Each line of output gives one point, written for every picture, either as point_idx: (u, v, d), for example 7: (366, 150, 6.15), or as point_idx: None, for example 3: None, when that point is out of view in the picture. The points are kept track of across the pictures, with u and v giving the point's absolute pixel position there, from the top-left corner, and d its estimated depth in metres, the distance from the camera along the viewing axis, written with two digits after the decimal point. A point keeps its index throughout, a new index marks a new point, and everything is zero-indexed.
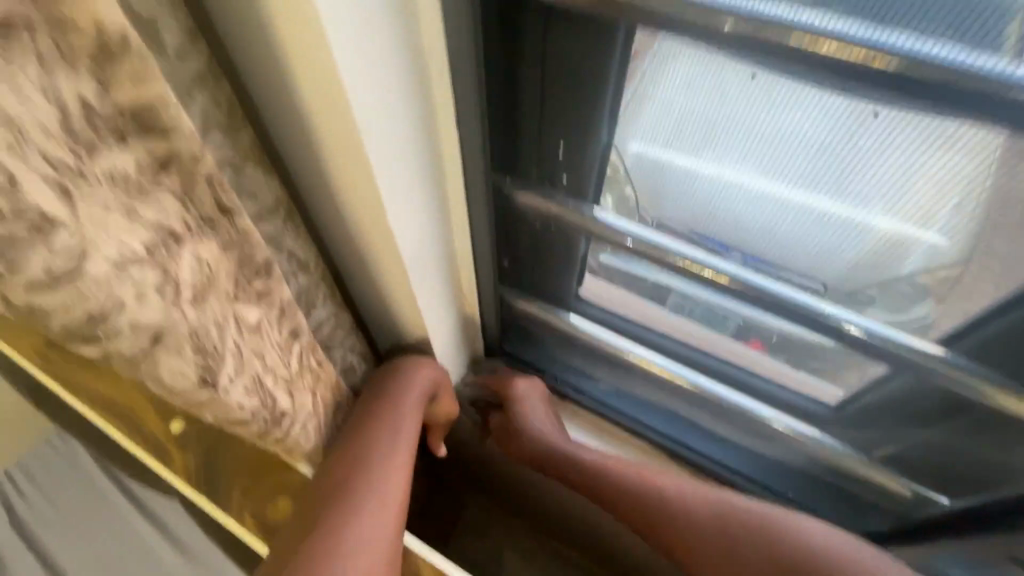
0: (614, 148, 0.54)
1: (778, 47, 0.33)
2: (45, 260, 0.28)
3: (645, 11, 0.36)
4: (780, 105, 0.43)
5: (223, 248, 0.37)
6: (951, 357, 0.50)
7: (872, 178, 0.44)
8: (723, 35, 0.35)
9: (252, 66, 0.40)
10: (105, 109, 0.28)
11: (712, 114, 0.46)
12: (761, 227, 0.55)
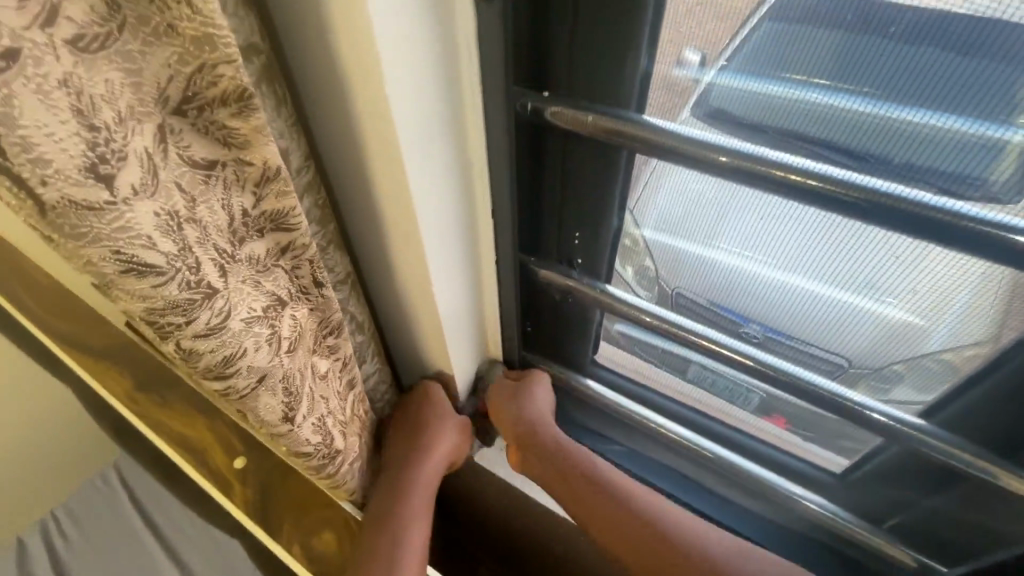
0: (632, 230, 0.64)
1: (766, 176, 0.43)
2: (208, 316, 0.37)
3: (646, 142, 0.47)
4: (788, 217, 0.51)
5: (311, 312, 0.49)
6: (943, 434, 0.55)
7: (877, 281, 0.50)
8: (720, 165, 0.45)
9: (339, 178, 0.52)
10: (255, 213, 0.40)
11: (728, 218, 0.54)
12: (780, 310, 0.61)
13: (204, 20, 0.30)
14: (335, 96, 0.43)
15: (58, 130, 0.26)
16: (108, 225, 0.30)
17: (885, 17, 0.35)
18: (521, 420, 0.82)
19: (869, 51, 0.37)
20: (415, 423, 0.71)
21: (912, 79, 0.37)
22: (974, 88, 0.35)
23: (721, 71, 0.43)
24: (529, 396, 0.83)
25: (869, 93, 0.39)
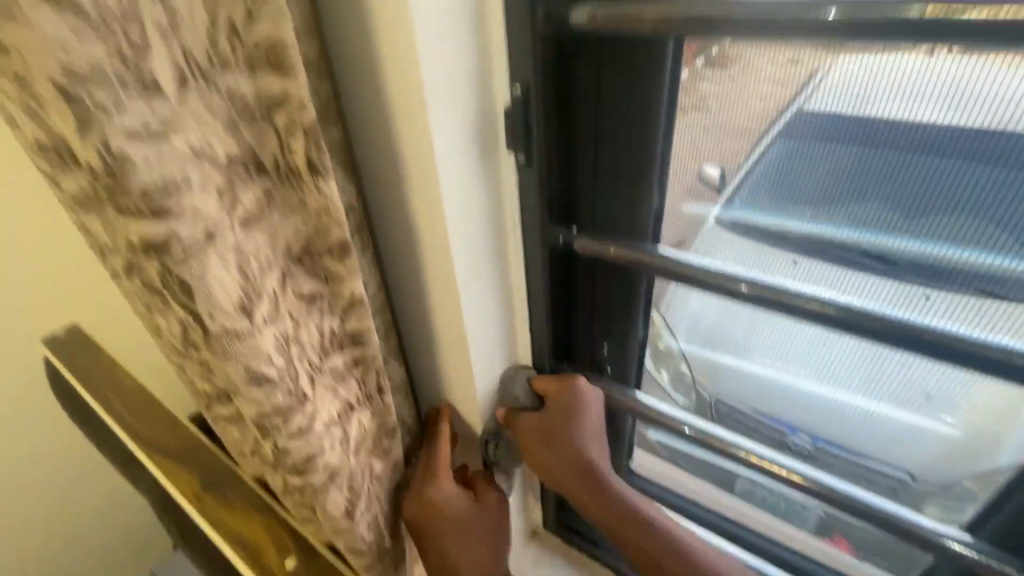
0: (671, 341, 0.73)
1: (786, 304, 0.49)
2: (300, 418, 0.45)
3: (663, 270, 0.56)
4: (811, 338, 0.60)
5: (373, 416, 0.56)
6: (977, 545, 0.53)
7: (904, 390, 0.58)
8: (742, 293, 0.51)
9: (402, 300, 0.63)
10: (340, 333, 0.50)
11: (758, 337, 0.65)
12: (823, 420, 0.67)
13: (325, 197, 0.42)
14: (407, 238, 0.55)
15: (228, 282, 0.37)
16: (244, 345, 0.39)
17: (884, 151, 0.44)
18: (560, 451, 0.65)
19: (872, 174, 0.45)
20: (427, 513, 0.62)
21: (917, 197, 0.44)
22: (972, 205, 0.42)
23: (736, 194, 0.53)
24: (573, 416, 0.66)
25: (877, 209, 0.46)
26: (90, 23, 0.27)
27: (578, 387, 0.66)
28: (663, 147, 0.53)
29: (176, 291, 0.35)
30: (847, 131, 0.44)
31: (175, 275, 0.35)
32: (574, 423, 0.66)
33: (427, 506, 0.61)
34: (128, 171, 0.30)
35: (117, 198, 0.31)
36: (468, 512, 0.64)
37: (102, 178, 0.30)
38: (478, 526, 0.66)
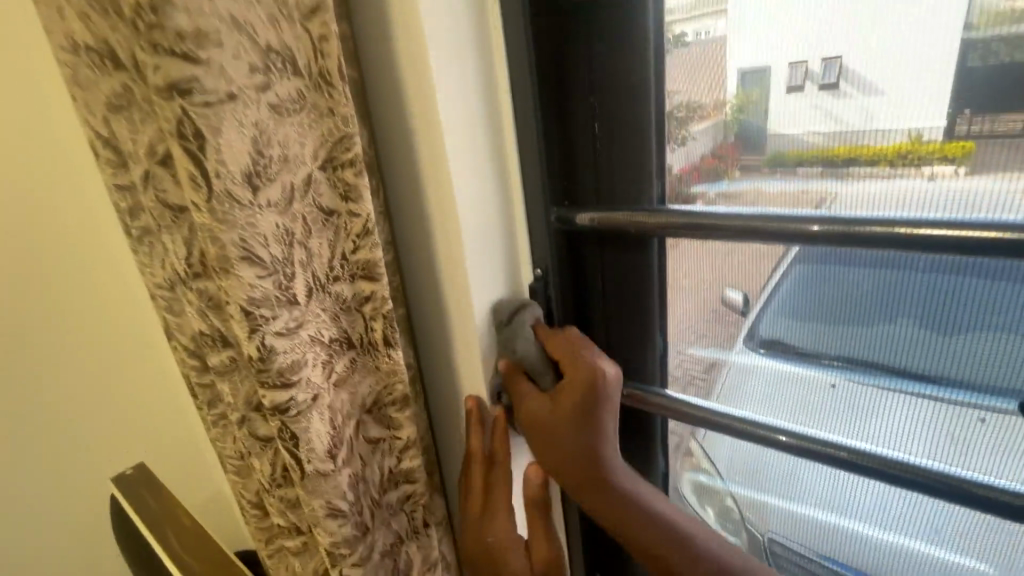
0: (709, 475, 0.73)
1: (805, 446, 0.54)
2: (359, 550, 0.54)
3: (684, 412, 0.62)
4: (841, 479, 0.60)
5: (418, 548, 0.63)
6: None
7: (953, 534, 0.55)
8: (783, 443, 0.56)
9: (445, 438, 0.73)
10: (396, 472, 0.59)
11: (790, 474, 0.64)
12: (878, 565, 0.62)
13: (394, 362, 0.54)
14: (451, 386, 0.67)
15: (322, 434, 0.49)
16: (328, 483, 0.50)
17: (872, 291, 0.49)
18: (574, 434, 0.56)
19: (893, 295, 0.48)
20: (489, 557, 0.60)
21: (913, 329, 0.49)
22: (965, 336, 0.47)
23: (756, 313, 0.58)
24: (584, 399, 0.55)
25: (907, 326, 0.49)
26: (267, 268, 0.42)
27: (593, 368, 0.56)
28: (657, 304, 0.64)
29: (286, 441, 0.47)
30: (838, 263, 0.50)
31: (288, 429, 0.47)
32: (588, 395, 0.55)
33: (489, 549, 0.60)
34: (273, 357, 0.44)
35: (263, 373, 0.45)
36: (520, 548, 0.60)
37: (255, 362, 0.44)
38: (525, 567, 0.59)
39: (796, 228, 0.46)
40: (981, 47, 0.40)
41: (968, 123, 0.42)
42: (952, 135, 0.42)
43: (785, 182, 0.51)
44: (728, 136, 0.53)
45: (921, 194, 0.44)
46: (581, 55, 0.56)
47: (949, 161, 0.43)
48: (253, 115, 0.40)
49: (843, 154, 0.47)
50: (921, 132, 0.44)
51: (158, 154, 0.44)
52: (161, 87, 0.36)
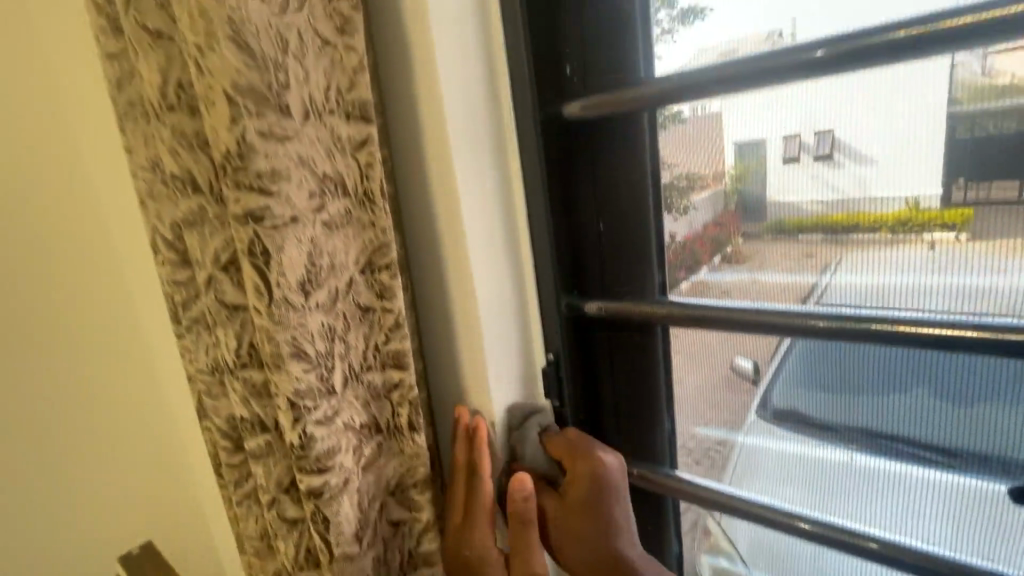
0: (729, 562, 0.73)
1: (823, 535, 0.56)
2: None
3: (701, 497, 0.63)
4: (862, 565, 0.62)
5: None
6: None
7: None
8: (803, 529, 0.58)
9: None
10: (414, 557, 0.60)
11: (813, 562, 0.66)
12: None
13: (417, 446, 0.57)
14: None
15: (349, 520, 0.52)
16: (353, 566, 0.54)
17: (866, 382, 0.54)
18: (585, 525, 0.58)
19: (893, 372, 0.52)
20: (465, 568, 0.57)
21: (906, 417, 0.53)
22: (955, 423, 0.51)
23: (766, 391, 0.61)
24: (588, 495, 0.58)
25: (921, 393, 0.51)
26: (311, 362, 0.48)
27: (598, 459, 0.59)
28: (664, 390, 0.68)
29: (318, 523, 0.51)
30: (834, 357, 0.55)
31: (320, 512, 0.51)
32: (593, 488, 0.58)
33: (467, 561, 0.57)
34: (313, 445, 0.49)
35: (302, 459, 0.49)
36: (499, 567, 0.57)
37: (296, 448, 0.49)
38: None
39: (801, 323, 0.51)
40: (967, 120, 0.44)
41: (967, 190, 0.45)
42: (950, 203, 0.46)
43: (787, 242, 0.55)
44: (728, 205, 0.58)
45: (931, 288, 0.48)
46: (594, 155, 0.64)
47: (949, 229, 0.47)
48: (311, 233, 0.47)
49: (843, 221, 0.51)
50: (920, 200, 0.47)
51: (222, 260, 0.51)
52: (240, 215, 0.44)
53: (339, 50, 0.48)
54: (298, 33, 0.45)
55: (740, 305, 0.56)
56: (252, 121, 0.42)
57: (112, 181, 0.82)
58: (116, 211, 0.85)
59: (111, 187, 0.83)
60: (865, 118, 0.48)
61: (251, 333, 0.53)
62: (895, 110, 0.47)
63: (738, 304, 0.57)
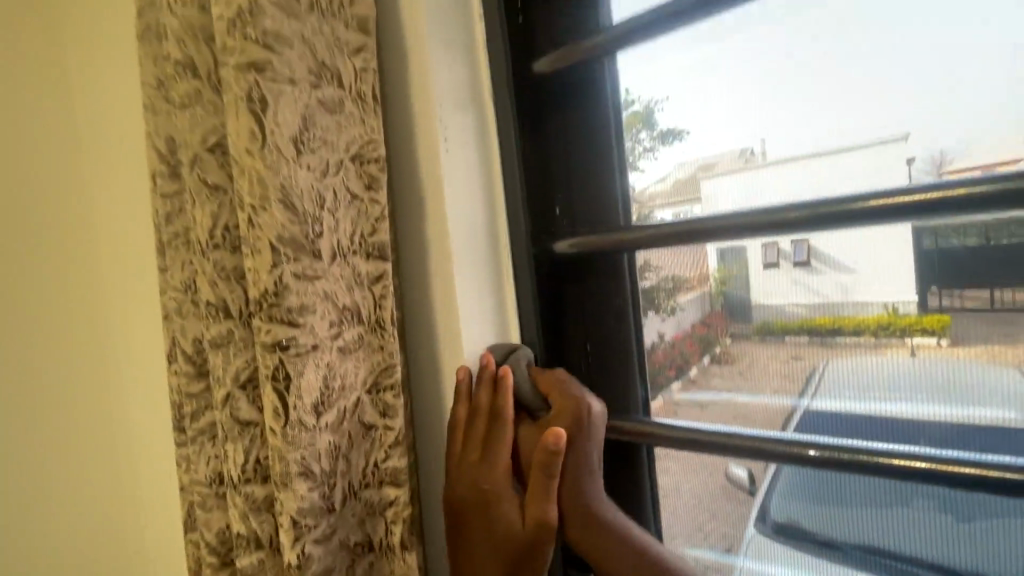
0: None
1: None
2: None
3: None
4: None
5: None
6: None
7: None
8: None
9: None
10: None
11: None
12: None
13: (409, 566, 0.57)
14: None
15: None
16: None
17: (855, 504, 0.57)
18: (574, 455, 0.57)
19: (878, 494, 0.56)
20: (479, 501, 0.57)
21: (900, 539, 0.55)
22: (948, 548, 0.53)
23: (764, 507, 0.63)
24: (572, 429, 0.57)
25: (921, 505, 0.54)
26: (315, 479, 0.52)
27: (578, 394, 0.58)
28: (650, 498, 0.70)
29: None
30: (821, 480, 0.59)
31: None
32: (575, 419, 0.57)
33: (482, 493, 0.56)
34: (309, 564, 0.52)
35: None
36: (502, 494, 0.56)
37: (293, 569, 0.52)
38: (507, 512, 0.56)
39: (794, 451, 0.54)
40: (933, 233, 0.50)
41: (947, 295, 0.51)
42: (927, 307, 0.52)
43: (777, 346, 0.60)
44: (715, 306, 0.64)
45: (929, 413, 0.52)
46: (591, 274, 0.71)
47: (931, 334, 0.52)
48: (328, 359, 0.53)
49: (827, 323, 0.57)
50: (898, 306, 0.53)
51: (240, 378, 0.56)
52: (269, 344, 0.50)
53: (365, 203, 0.57)
54: (334, 191, 0.54)
55: (728, 429, 0.60)
56: (289, 266, 0.50)
57: (126, 200, 1.01)
58: (124, 228, 1.04)
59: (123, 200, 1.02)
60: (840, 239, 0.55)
61: (259, 449, 0.57)
62: (862, 239, 0.54)
63: (724, 427, 0.61)
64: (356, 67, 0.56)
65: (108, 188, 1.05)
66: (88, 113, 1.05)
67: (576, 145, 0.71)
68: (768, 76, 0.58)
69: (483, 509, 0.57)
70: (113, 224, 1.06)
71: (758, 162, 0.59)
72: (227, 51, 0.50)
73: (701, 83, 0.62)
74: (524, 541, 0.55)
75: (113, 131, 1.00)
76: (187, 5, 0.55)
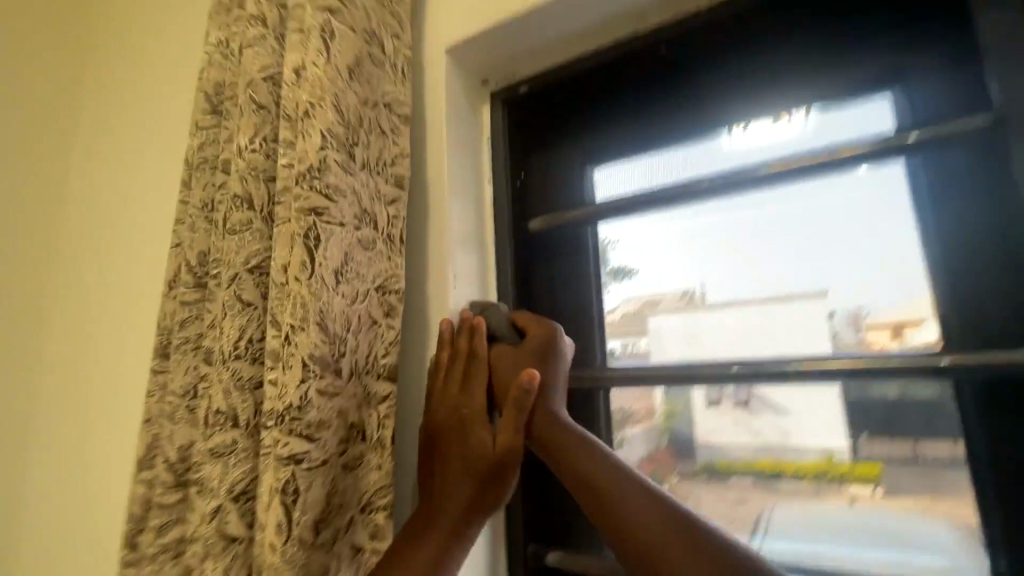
0: None
1: None
2: None
3: None
4: None
5: None
6: None
7: None
8: None
9: None
10: None
11: None
12: None
13: None
14: None
15: None
16: None
17: None
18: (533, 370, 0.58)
19: None
20: (456, 426, 0.57)
21: None
22: None
23: None
24: (542, 360, 0.58)
25: None
26: None
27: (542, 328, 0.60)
28: None
29: None
30: None
31: None
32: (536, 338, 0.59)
33: (461, 418, 0.57)
34: None
35: None
36: (474, 416, 0.57)
37: None
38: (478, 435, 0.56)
39: None
40: (855, 386, 0.61)
41: (870, 439, 0.60)
42: (860, 454, 0.61)
43: (721, 483, 0.68)
44: (662, 441, 0.72)
45: (870, 559, 0.58)
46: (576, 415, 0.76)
47: (867, 480, 0.60)
48: (332, 478, 0.56)
49: (769, 466, 0.66)
50: (835, 453, 0.62)
51: (236, 491, 0.57)
52: (283, 458, 0.52)
53: (383, 328, 0.64)
54: (359, 316, 0.61)
55: None
56: (315, 382, 0.54)
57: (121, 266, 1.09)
58: (108, 283, 1.11)
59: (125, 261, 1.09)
60: (789, 391, 0.65)
61: (239, 569, 0.56)
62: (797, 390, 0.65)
63: None
64: (391, 214, 0.67)
65: (104, 239, 1.15)
66: (103, 175, 1.20)
67: (563, 290, 0.83)
68: (692, 251, 0.77)
69: (453, 437, 0.57)
70: (99, 252, 1.15)
71: (697, 301, 0.75)
72: (288, 193, 0.61)
73: (648, 241, 0.80)
74: (497, 463, 0.55)
75: (121, 138, 1.18)
76: (256, 151, 0.66)
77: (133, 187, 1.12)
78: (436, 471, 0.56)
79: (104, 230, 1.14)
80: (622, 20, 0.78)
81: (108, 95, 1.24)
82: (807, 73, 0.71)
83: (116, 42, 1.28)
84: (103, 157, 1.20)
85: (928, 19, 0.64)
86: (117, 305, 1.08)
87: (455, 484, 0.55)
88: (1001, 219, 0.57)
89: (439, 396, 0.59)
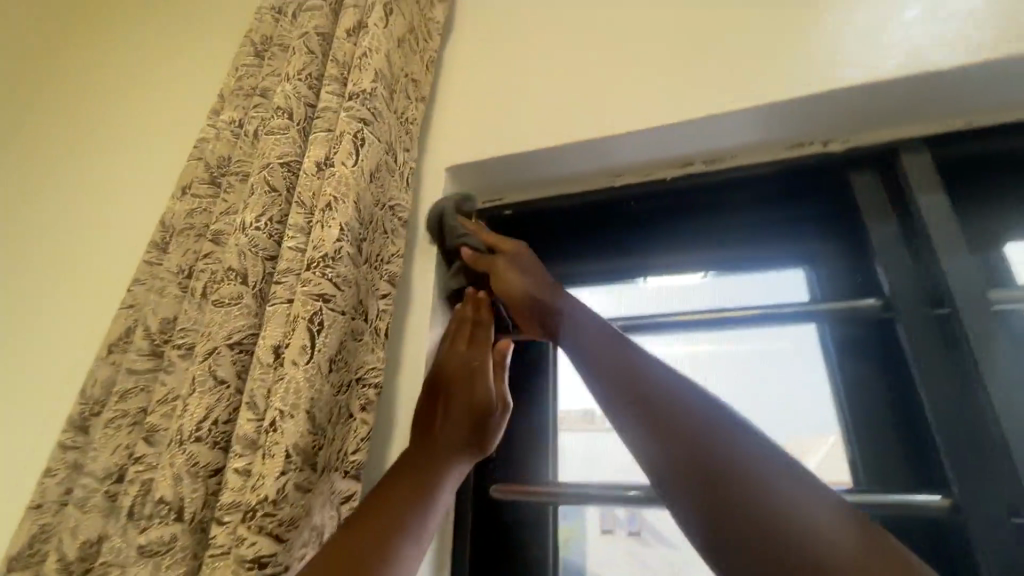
0: None
1: None
2: None
3: None
4: None
5: None
6: None
7: None
8: None
9: None
10: None
11: None
12: None
13: None
14: None
15: None
16: None
17: None
18: (512, 277, 0.68)
19: None
20: (465, 373, 0.67)
21: None
22: None
23: None
24: (514, 265, 0.68)
25: None
26: None
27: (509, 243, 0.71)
28: None
29: None
30: None
31: None
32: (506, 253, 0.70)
33: (470, 368, 0.67)
34: None
35: None
36: (477, 364, 0.68)
37: None
38: (480, 381, 0.66)
39: None
40: None
41: None
42: None
43: None
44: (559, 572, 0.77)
45: None
46: (506, 525, 0.79)
47: None
48: None
49: None
50: None
51: None
52: (246, 560, 0.48)
53: (357, 423, 0.61)
54: (339, 407, 0.60)
55: None
56: (295, 475, 0.51)
57: (37, 314, 1.00)
58: (16, 331, 1.00)
59: (52, 313, 0.99)
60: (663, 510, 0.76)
61: None
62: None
63: None
64: (380, 307, 0.68)
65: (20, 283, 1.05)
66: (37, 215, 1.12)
67: (520, 403, 0.86)
68: None
69: (462, 385, 0.66)
70: (10, 296, 1.04)
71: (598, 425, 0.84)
72: (293, 276, 0.62)
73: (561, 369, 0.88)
74: (494, 408, 0.65)
75: (82, 167, 1.14)
76: (259, 230, 0.66)
77: (79, 234, 1.05)
78: (443, 414, 0.65)
79: (36, 252, 1.07)
80: (599, 175, 0.91)
81: (74, 111, 1.24)
82: (742, 245, 0.87)
83: (90, 75, 1.28)
84: (61, 160, 1.18)
85: (831, 221, 0.83)
86: (21, 362, 0.97)
87: (456, 424, 0.63)
88: (891, 387, 0.72)
89: (451, 346, 0.71)
